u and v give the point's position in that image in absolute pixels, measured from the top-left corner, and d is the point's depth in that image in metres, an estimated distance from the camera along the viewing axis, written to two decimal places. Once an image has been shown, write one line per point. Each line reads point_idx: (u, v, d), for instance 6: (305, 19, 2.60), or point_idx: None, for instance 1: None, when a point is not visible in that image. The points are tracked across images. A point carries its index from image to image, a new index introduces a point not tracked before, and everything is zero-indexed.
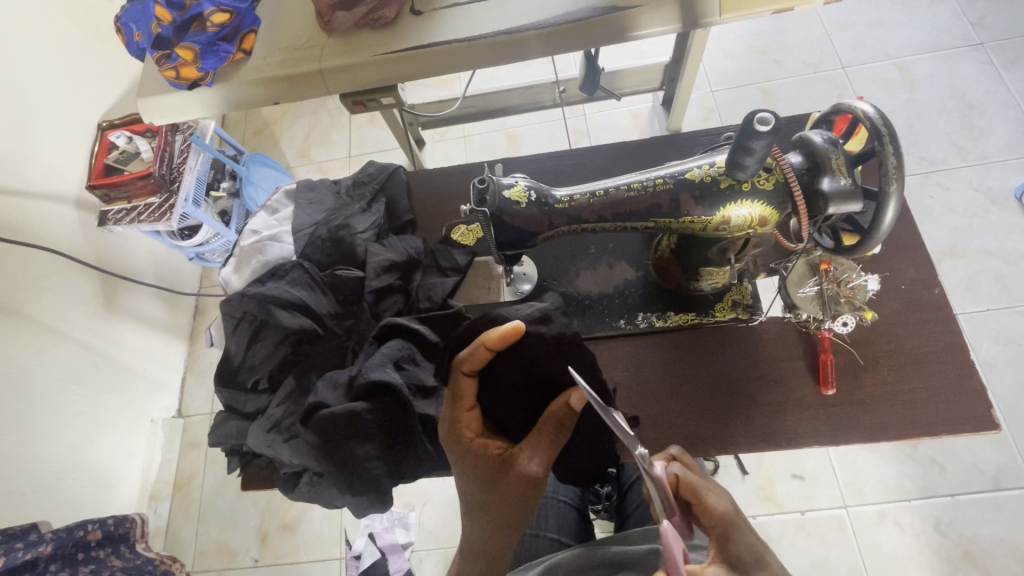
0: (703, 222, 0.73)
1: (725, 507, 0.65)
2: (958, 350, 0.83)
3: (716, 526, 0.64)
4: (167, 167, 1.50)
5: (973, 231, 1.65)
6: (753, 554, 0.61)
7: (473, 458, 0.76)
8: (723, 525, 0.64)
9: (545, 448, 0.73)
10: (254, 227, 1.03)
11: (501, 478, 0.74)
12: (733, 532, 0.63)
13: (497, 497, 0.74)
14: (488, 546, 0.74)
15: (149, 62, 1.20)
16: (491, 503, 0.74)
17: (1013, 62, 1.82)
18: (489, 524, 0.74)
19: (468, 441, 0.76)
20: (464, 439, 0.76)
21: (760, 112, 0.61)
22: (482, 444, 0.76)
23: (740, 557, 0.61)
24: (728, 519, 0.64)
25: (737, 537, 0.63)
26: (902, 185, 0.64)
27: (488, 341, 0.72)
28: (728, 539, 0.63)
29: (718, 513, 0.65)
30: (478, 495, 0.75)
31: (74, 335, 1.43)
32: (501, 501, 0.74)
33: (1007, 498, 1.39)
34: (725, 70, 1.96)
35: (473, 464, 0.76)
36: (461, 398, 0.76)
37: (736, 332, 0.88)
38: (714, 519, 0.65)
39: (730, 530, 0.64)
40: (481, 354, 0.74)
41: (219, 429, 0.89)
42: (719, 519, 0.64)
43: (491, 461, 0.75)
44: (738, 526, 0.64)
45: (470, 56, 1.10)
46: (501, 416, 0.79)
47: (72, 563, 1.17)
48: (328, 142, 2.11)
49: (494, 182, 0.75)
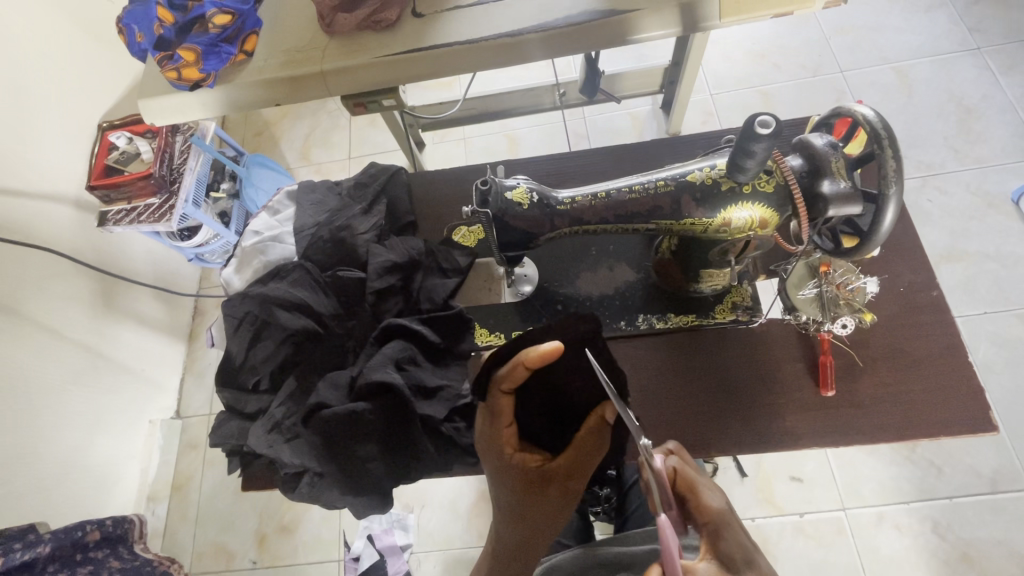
0: (704, 223, 0.73)
1: (719, 504, 0.65)
2: (958, 352, 0.83)
3: (708, 522, 0.64)
4: (167, 168, 1.50)
5: (971, 234, 1.66)
6: (743, 554, 0.59)
7: (513, 472, 0.75)
8: (717, 523, 0.64)
9: (583, 460, 0.75)
10: (255, 228, 1.03)
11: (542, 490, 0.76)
12: (724, 531, 0.63)
13: (537, 504, 0.77)
14: (528, 546, 0.79)
15: (150, 63, 1.21)
16: (532, 511, 0.77)
17: (1010, 67, 1.83)
18: (527, 527, 0.78)
19: (510, 458, 0.75)
20: (504, 455, 0.74)
21: (760, 115, 0.61)
22: (523, 459, 0.75)
23: (732, 555, 0.59)
24: (721, 517, 0.64)
25: (728, 536, 0.62)
26: (901, 189, 0.65)
27: (528, 362, 0.67)
28: (719, 537, 0.62)
29: (711, 509, 0.65)
30: (518, 505, 0.77)
31: (73, 335, 1.43)
32: (542, 509, 0.77)
33: (1005, 500, 1.40)
34: (725, 74, 1.98)
35: (514, 478, 0.76)
36: (500, 417, 0.73)
37: (735, 334, 0.89)
38: (707, 516, 0.65)
39: (722, 528, 0.63)
40: (519, 376, 0.69)
41: (219, 430, 0.89)
42: (713, 517, 0.64)
43: (532, 475, 0.75)
44: (729, 525, 0.64)
45: (472, 59, 1.11)
46: (534, 429, 0.77)
47: (71, 563, 1.17)
48: (329, 143, 2.11)
49: (495, 183, 0.75)
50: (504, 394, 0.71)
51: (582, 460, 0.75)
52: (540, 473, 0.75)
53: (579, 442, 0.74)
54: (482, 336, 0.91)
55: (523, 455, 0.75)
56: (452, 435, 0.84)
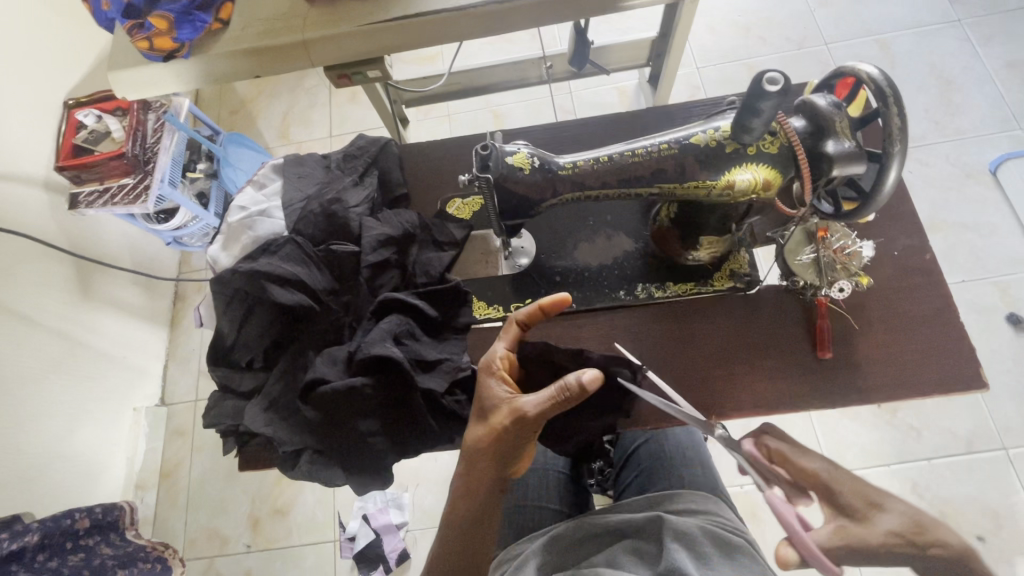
0: (708, 186, 0.72)
1: (820, 467, 0.72)
2: (947, 313, 0.85)
3: (816, 483, 0.72)
4: (140, 147, 1.44)
5: (949, 204, 1.70)
6: (866, 501, 0.68)
7: (487, 391, 0.73)
8: (822, 481, 0.71)
9: (549, 409, 0.66)
10: (240, 203, 0.98)
11: (497, 413, 0.71)
12: (836, 485, 0.70)
13: (487, 428, 0.70)
14: (470, 475, 0.72)
15: (120, 32, 1.14)
16: (480, 433, 0.71)
17: (988, 39, 1.86)
18: (473, 454, 0.71)
19: (492, 374, 0.74)
20: (490, 366, 0.75)
21: (769, 72, 0.60)
22: (500, 381, 0.73)
23: (850, 504, 0.68)
24: (821, 476, 0.72)
25: (843, 488, 0.69)
26: (905, 148, 0.64)
27: (545, 304, 0.74)
28: (834, 492, 0.70)
29: (811, 473, 0.73)
30: (477, 420, 0.73)
31: (49, 322, 1.38)
32: (492, 435, 0.69)
33: (980, 460, 1.45)
34: (711, 47, 1.96)
35: (485, 398, 0.73)
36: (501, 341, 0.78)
37: (732, 302, 0.89)
38: (812, 477, 0.73)
39: (832, 484, 0.71)
40: (537, 316, 0.75)
41: (213, 411, 0.86)
42: (816, 477, 0.72)
43: (497, 395, 0.72)
44: (838, 479, 0.70)
45: (460, 26, 1.08)
46: None
47: (60, 552, 1.14)
48: (308, 121, 2.05)
49: (496, 148, 0.72)
50: (514, 321, 0.76)
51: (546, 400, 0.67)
52: (505, 400, 0.71)
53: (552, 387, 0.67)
54: (480, 309, 0.91)
55: (507, 380, 0.74)
56: (454, 408, 0.83)
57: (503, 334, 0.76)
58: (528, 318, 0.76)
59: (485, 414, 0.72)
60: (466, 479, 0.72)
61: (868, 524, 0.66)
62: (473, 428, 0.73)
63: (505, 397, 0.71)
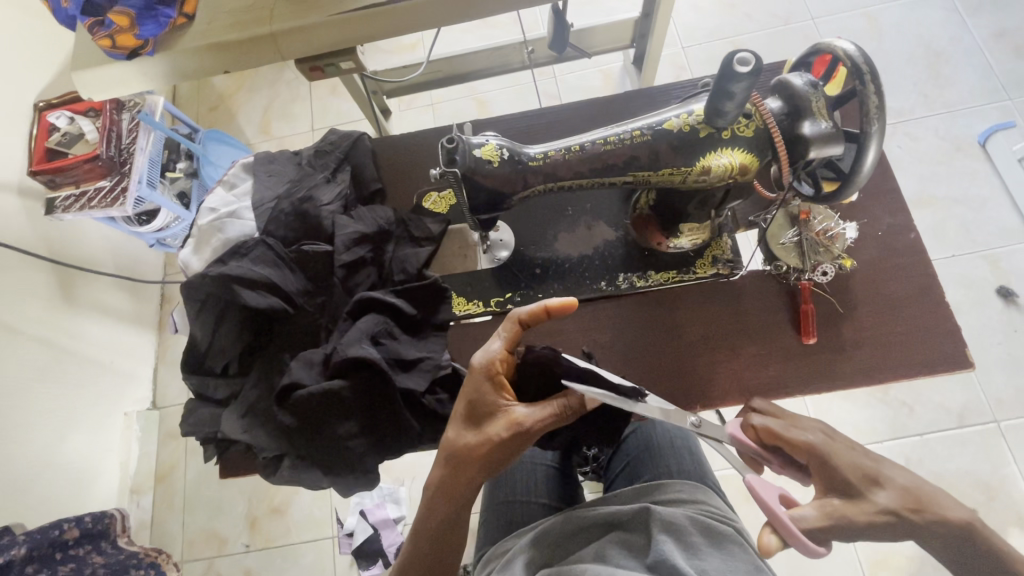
0: (684, 172, 0.70)
1: (812, 440, 0.69)
2: (934, 292, 0.83)
3: (812, 459, 0.68)
4: (115, 149, 1.42)
5: (939, 177, 1.68)
6: (864, 474, 0.65)
7: (484, 396, 0.70)
8: (817, 457, 0.68)
9: (550, 427, 0.67)
10: (210, 205, 0.96)
11: (493, 423, 0.69)
12: (832, 459, 0.67)
13: (483, 437, 0.69)
14: (454, 480, 0.70)
15: (82, 30, 1.10)
16: (474, 440, 0.69)
17: (976, 9, 1.83)
18: (462, 460, 0.69)
19: (489, 378, 0.71)
20: (487, 370, 0.71)
21: (738, 53, 0.57)
22: (498, 387, 0.70)
23: (847, 479, 0.65)
24: (817, 450, 0.68)
25: (839, 463, 0.66)
26: (883, 127, 0.62)
27: (550, 305, 0.69)
28: (831, 466, 0.66)
29: (804, 446, 0.69)
30: (469, 425, 0.70)
31: (32, 331, 1.35)
32: (486, 446, 0.68)
33: (972, 434, 1.46)
34: (696, 25, 1.92)
35: (479, 403, 0.70)
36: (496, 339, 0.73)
37: (715, 289, 0.87)
38: (807, 453, 0.69)
39: (828, 458, 0.67)
40: (539, 317, 0.71)
41: (190, 418, 0.84)
42: (811, 452, 0.68)
43: (495, 403, 0.70)
44: (834, 454, 0.67)
45: (435, 13, 1.04)
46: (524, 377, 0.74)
47: (50, 562, 1.13)
48: (289, 116, 2.01)
49: (463, 141, 0.70)
50: (516, 320, 0.70)
51: (550, 417, 0.68)
52: (504, 409, 0.69)
53: (555, 404, 0.68)
54: (460, 305, 0.89)
55: (504, 386, 0.71)
56: (434, 407, 0.82)
57: (504, 334, 0.71)
58: (533, 320, 0.71)
59: (480, 420, 0.70)
60: (447, 483, 0.70)
61: (866, 500, 0.63)
62: (464, 434, 0.70)
63: (501, 405, 0.70)
